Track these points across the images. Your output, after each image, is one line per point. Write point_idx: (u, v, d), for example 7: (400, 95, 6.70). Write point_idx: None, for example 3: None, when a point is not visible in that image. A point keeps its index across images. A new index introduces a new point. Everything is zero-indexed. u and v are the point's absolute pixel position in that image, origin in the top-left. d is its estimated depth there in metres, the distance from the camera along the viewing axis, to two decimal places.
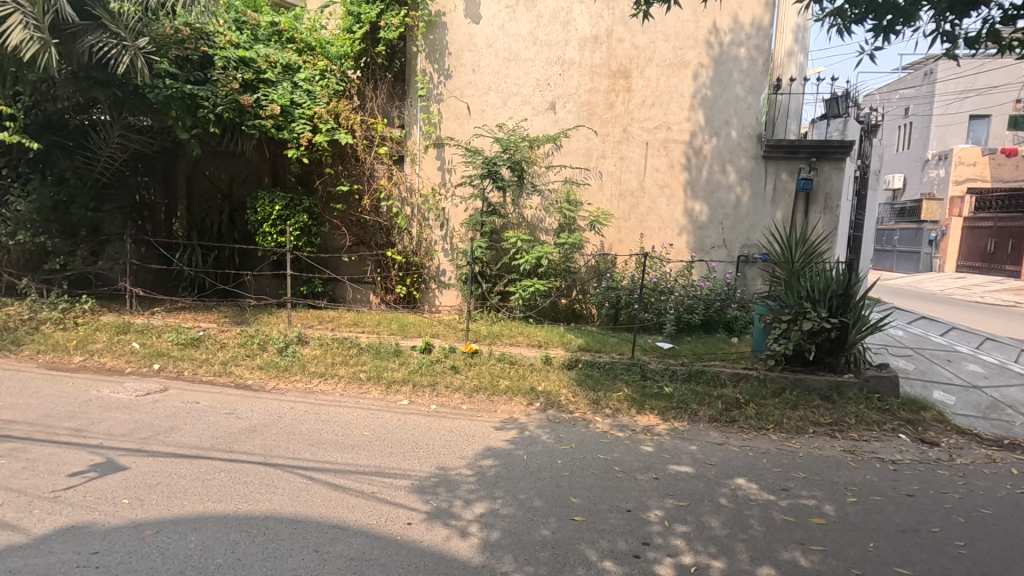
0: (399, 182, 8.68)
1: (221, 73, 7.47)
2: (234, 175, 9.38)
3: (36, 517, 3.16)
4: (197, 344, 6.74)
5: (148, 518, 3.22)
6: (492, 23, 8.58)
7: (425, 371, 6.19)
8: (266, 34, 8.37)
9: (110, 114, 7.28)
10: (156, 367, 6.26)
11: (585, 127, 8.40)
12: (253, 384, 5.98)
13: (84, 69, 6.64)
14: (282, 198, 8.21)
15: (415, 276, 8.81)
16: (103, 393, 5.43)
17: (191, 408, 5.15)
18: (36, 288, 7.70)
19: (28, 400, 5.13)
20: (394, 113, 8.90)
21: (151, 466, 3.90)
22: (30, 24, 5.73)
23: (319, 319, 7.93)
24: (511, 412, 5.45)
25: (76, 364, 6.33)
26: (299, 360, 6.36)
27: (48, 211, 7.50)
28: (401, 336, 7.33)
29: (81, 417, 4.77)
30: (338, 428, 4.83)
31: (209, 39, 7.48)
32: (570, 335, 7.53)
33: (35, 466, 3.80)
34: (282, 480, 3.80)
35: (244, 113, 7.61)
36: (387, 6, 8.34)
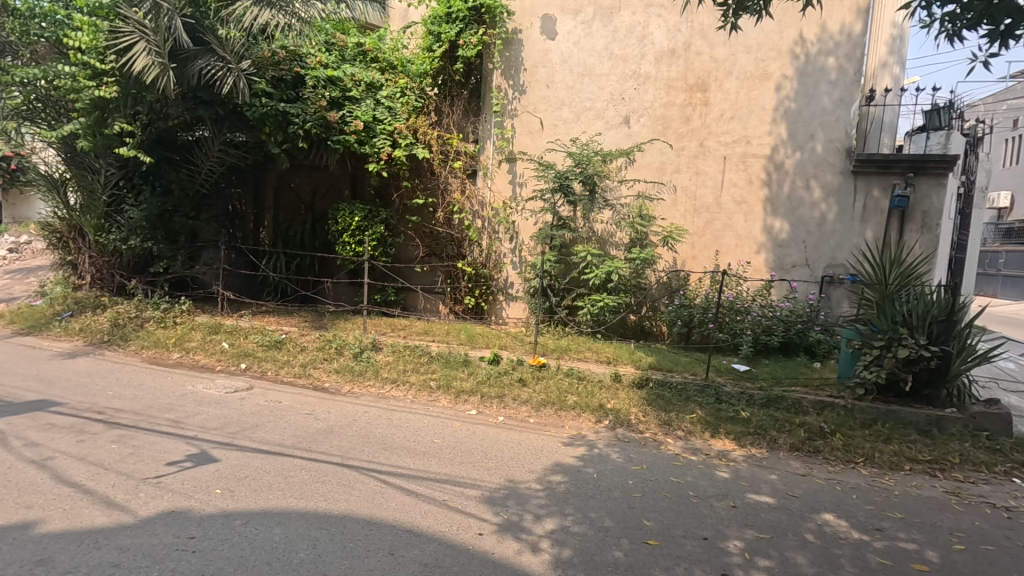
0: (472, 196, 8.89)
1: (311, 91, 7.97)
2: (317, 187, 9.87)
3: (142, 500, 3.43)
4: (280, 346, 7.12)
5: (237, 508, 3.41)
6: (568, 39, 8.66)
7: (494, 382, 6.23)
8: (352, 54, 8.80)
9: (212, 131, 7.87)
10: (242, 367, 6.66)
11: (660, 141, 8.26)
12: (330, 387, 6.24)
13: (193, 90, 7.23)
14: (361, 209, 8.61)
15: (483, 288, 8.96)
16: (197, 388, 5.84)
17: (274, 407, 5.44)
18: (143, 288, 8.44)
19: (134, 391, 5.61)
20: (469, 127, 9.18)
21: (240, 460, 4.14)
22: (152, 50, 6.39)
23: (392, 327, 8.19)
24: (578, 429, 5.37)
25: (174, 360, 6.87)
26: (373, 366, 6.58)
27: (155, 219, 8.25)
28: (469, 347, 7.44)
29: (178, 410, 5.14)
30: (409, 434, 4.95)
31: (301, 60, 7.99)
32: (640, 353, 7.37)
33: (140, 452, 4.13)
34: (358, 481, 3.93)
35: (330, 129, 8.05)
36: (467, 24, 8.61)
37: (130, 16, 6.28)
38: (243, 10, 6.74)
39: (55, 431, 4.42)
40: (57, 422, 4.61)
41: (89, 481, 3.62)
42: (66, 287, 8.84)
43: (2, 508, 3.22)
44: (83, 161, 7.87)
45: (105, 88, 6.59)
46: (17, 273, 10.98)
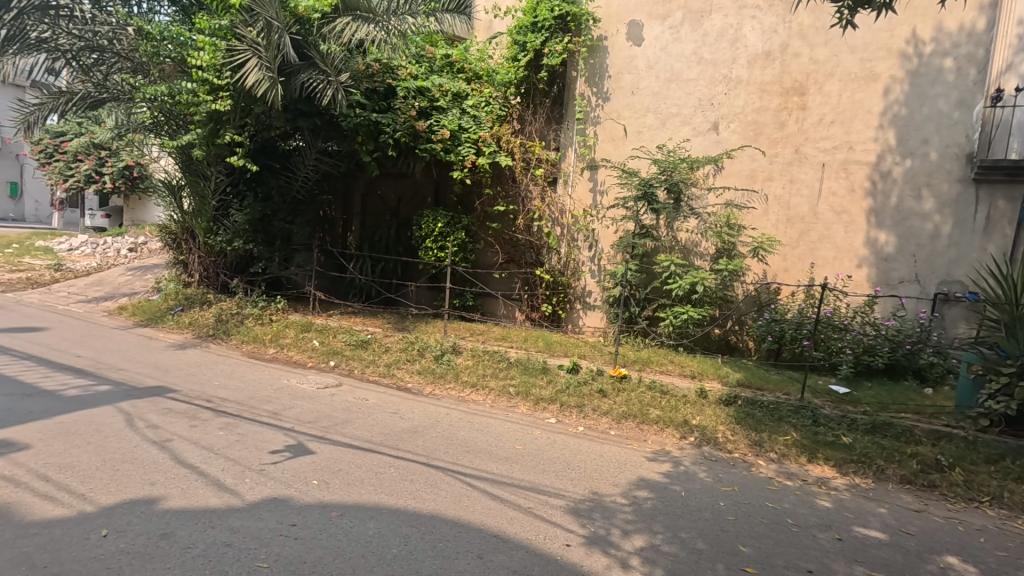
0: (553, 203, 8.98)
1: (401, 102, 8.31)
2: (402, 194, 10.23)
3: (248, 485, 3.65)
4: (366, 346, 7.40)
5: (333, 500, 3.55)
6: (654, 45, 8.51)
7: (573, 392, 6.14)
8: (440, 65, 9.06)
9: (309, 140, 8.37)
10: (331, 364, 6.98)
11: (751, 147, 7.90)
12: (413, 388, 6.41)
13: (294, 103, 7.71)
14: (444, 216, 8.81)
15: (561, 295, 8.94)
16: (292, 383, 6.18)
17: (362, 404, 5.65)
18: (243, 287, 9.06)
19: (238, 382, 6.02)
20: (551, 135, 9.23)
21: (334, 454, 4.32)
22: (263, 66, 6.82)
23: (471, 331, 8.33)
24: (662, 444, 5.18)
25: (270, 355, 7.32)
26: (454, 369, 6.69)
27: (256, 222, 8.85)
28: (548, 355, 7.43)
29: (276, 402, 5.45)
30: (491, 439, 4.97)
31: (393, 72, 8.31)
32: (726, 369, 7.06)
33: (244, 440, 4.41)
34: (445, 482, 3.98)
35: (418, 138, 8.37)
36: (552, 33, 8.76)
37: (245, 35, 6.72)
38: (343, 25, 7.33)
39: (172, 415, 4.81)
40: (173, 408, 5.02)
41: (202, 463, 3.90)
42: (178, 284, 9.64)
43: (130, 484, 3.52)
44: (197, 168, 8.57)
45: (220, 102, 7.07)
46: (136, 270, 12.12)
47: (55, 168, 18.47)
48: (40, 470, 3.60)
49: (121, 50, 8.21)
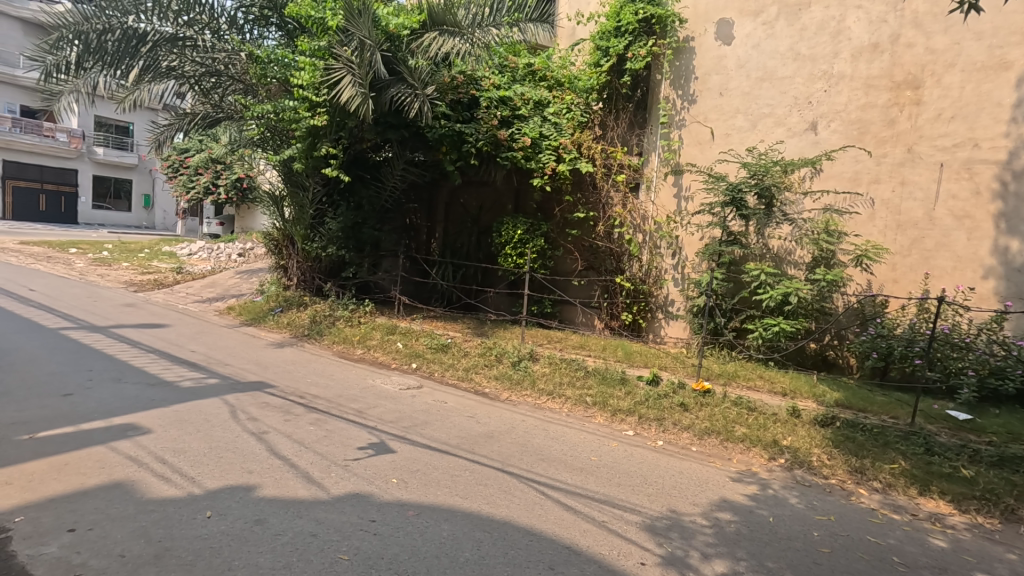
0: (634, 210, 8.81)
1: (484, 111, 8.42)
2: (483, 202, 10.39)
3: (333, 479, 3.85)
4: (446, 350, 7.59)
5: (410, 499, 3.66)
6: (746, 43, 8.11)
7: (653, 404, 5.93)
8: (522, 74, 9.24)
9: (397, 151, 8.77)
10: (414, 366, 7.24)
11: (854, 148, 7.30)
12: (490, 393, 6.49)
13: (383, 116, 8.11)
14: (524, 223, 8.88)
15: (642, 304, 8.72)
16: (377, 383, 6.47)
17: (440, 406, 5.80)
18: (336, 291, 9.63)
19: (327, 380, 6.39)
20: (634, 140, 9.10)
21: (413, 454, 4.46)
22: (356, 83, 7.19)
23: (548, 338, 8.33)
24: (748, 464, 4.88)
25: (358, 355, 7.72)
26: (530, 376, 6.70)
27: (348, 230, 9.42)
28: (627, 365, 7.26)
29: (361, 401, 5.73)
30: (566, 448, 4.93)
31: (476, 83, 8.48)
32: (823, 387, 6.54)
33: (332, 436, 4.66)
34: (519, 489, 3.99)
35: (499, 146, 8.53)
36: (636, 37, 8.69)
37: (341, 54, 7.17)
38: (431, 40, 7.66)
39: (270, 409, 5.19)
40: (270, 402, 5.42)
41: (293, 456, 4.17)
42: (279, 287, 10.36)
43: (232, 471, 3.84)
44: (297, 179, 9.19)
45: (318, 118, 7.57)
46: (244, 274, 13.26)
47: (179, 182, 20.64)
48: (158, 453, 4.01)
49: (235, 74, 8.98)
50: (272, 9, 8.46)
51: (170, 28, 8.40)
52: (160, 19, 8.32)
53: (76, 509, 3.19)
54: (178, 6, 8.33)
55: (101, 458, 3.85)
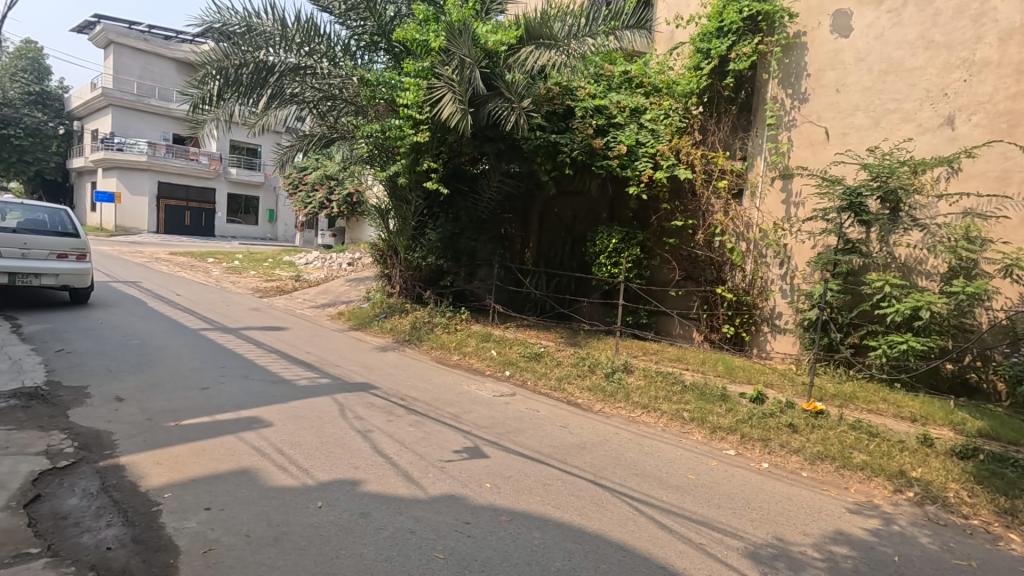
0: (737, 217, 8.42)
1: (579, 121, 8.43)
2: (577, 212, 10.31)
3: (431, 480, 4.01)
4: (539, 358, 7.64)
5: (503, 505, 3.73)
6: (867, 34, 7.45)
7: (757, 423, 5.56)
8: (618, 82, 9.21)
9: (493, 164, 9.00)
10: (507, 373, 7.37)
11: (1002, 143, 6.42)
12: (582, 404, 6.43)
13: (482, 130, 8.36)
14: (619, 232, 8.73)
15: (745, 316, 8.26)
16: (472, 389, 6.65)
17: (533, 414, 5.85)
18: (434, 298, 10.06)
19: (426, 384, 6.67)
20: (737, 144, 8.72)
21: (506, 460, 4.53)
22: (456, 100, 7.43)
23: (643, 350, 8.12)
24: (869, 495, 4.43)
25: (454, 361, 7.99)
26: (625, 388, 6.55)
27: (447, 240, 9.87)
28: (729, 380, 6.88)
29: (457, 406, 5.92)
30: (661, 464, 4.75)
31: (572, 93, 8.54)
32: (962, 414, 5.79)
33: (430, 438, 4.86)
34: (612, 503, 3.91)
35: (594, 155, 8.42)
36: (740, 36, 8.31)
37: (443, 73, 7.49)
38: (527, 54, 7.81)
39: (374, 409, 5.52)
40: (374, 402, 5.76)
41: (394, 455, 4.40)
42: (383, 294, 10.97)
43: (340, 465, 4.12)
44: (400, 194, 9.67)
45: (421, 134, 7.96)
46: (353, 282, 14.21)
47: (299, 198, 22.62)
48: (277, 445, 4.40)
49: (348, 97, 9.73)
50: (381, 34, 9.20)
51: (294, 58, 9.31)
52: (286, 51, 9.25)
53: (211, 490, 3.59)
54: (302, 39, 9.27)
55: (231, 446, 4.30)
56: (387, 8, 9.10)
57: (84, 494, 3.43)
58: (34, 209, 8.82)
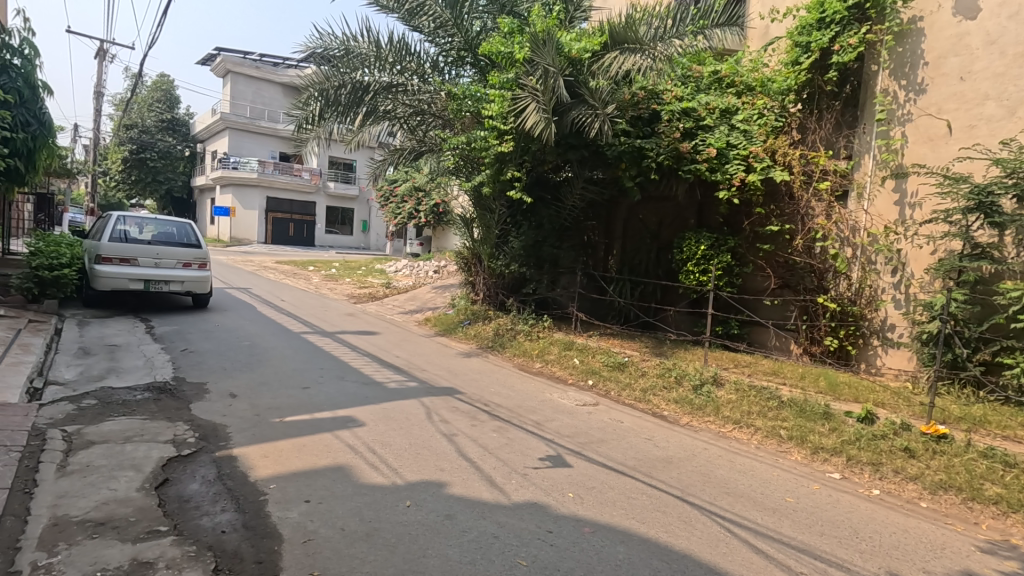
0: (841, 220, 7.79)
1: (665, 125, 8.20)
2: (663, 217, 10.11)
3: (514, 486, 4.04)
4: (623, 368, 7.48)
5: (586, 516, 3.67)
6: (998, 14, 6.66)
7: (866, 445, 5.10)
8: (708, 82, 8.81)
9: (577, 171, 8.98)
10: (590, 383, 7.28)
11: None
12: (668, 416, 6.21)
13: (565, 137, 8.32)
14: (708, 238, 8.38)
15: (851, 328, 7.60)
16: (555, 397, 6.63)
17: (617, 425, 5.73)
18: (517, 306, 10.20)
19: (510, 391, 6.74)
20: (841, 142, 8.14)
21: (589, 471, 4.47)
22: (540, 109, 7.50)
23: (735, 362, 7.71)
24: (1005, 534, 3.89)
25: (536, 369, 8.02)
26: (714, 402, 6.24)
27: (529, 248, 10.06)
28: (832, 398, 6.36)
29: (539, 413, 5.92)
30: (755, 484, 4.47)
31: (658, 97, 8.28)
32: None
33: (512, 444, 4.90)
34: (701, 522, 3.74)
35: (682, 160, 8.13)
36: (844, 27, 7.79)
37: (527, 83, 7.60)
38: (611, 60, 7.76)
39: (459, 414, 5.65)
40: (459, 407, 5.90)
41: (478, 459, 4.48)
42: (467, 301, 11.21)
43: (427, 467, 4.25)
44: (485, 203, 9.86)
45: (505, 145, 8.13)
46: (439, 289, 14.69)
47: (390, 209, 23.78)
48: (370, 444, 4.62)
49: (436, 111, 10.14)
50: (468, 49, 9.50)
51: (387, 76, 9.81)
52: (379, 70, 9.78)
53: (310, 484, 3.83)
54: (394, 58, 9.77)
55: (328, 443, 4.58)
56: (473, 23, 9.42)
57: (203, 481, 3.79)
58: (165, 223, 9.90)
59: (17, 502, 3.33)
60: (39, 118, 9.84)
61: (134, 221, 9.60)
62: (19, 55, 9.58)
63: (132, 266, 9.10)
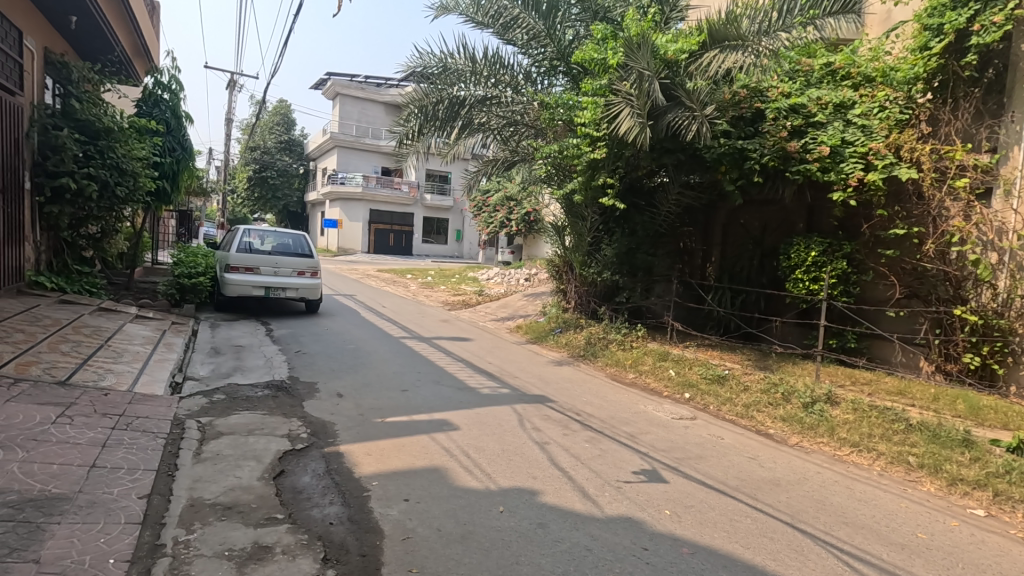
0: (984, 222, 6.78)
1: (771, 124, 7.75)
2: (767, 223, 9.41)
3: (607, 499, 3.95)
4: (723, 382, 7.08)
5: (684, 535, 3.50)
6: None
7: (1018, 480, 4.43)
8: (819, 76, 8.28)
9: (672, 176, 8.68)
10: (687, 396, 6.96)
11: None
12: (775, 435, 5.79)
13: (660, 142, 8.08)
14: (820, 243, 7.79)
15: (997, 344, 6.69)
16: (649, 409, 6.42)
17: (717, 442, 5.42)
18: (609, 314, 10.02)
19: (602, 401, 6.62)
20: (981, 133, 7.18)
21: (687, 488, 4.26)
22: (634, 113, 7.32)
23: (852, 379, 7.03)
24: None
25: (629, 379, 7.81)
26: (829, 422, 5.73)
27: (623, 255, 9.88)
28: (972, 423, 5.62)
29: (633, 425, 5.75)
30: (879, 515, 4.03)
31: (762, 95, 7.90)
32: None
33: (605, 456, 4.80)
34: (814, 552, 3.43)
35: (789, 160, 7.60)
36: (986, 4, 6.85)
37: (621, 89, 7.40)
38: (710, 59, 7.66)
39: (550, 422, 5.64)
40: (551, 415, 5.89)
41: (571, 470, 4.43)
42: (558, 309, 11.19)
43: (519, 474, 4.27)
44: (577, 211, 9.82)
45: (598, 151, 8.05)
46: (530, 297, 14.80)
47: (482, 218, 24.39)
48: (464, 448, 4.73)
49: (529, 121, 10.35)
50: (561, 58, 9.58)
51: (482, 90, 10.13)
52: (474, 84, 10.10)
53: (409, 484, 3.98)
54: (488, 72, 10.06)
55: (425, 445, 4.74)
56: (565, 33, 9.48)
57: (314, 474, 4.07)
58: (282, 234, 10.80)
59: (163, 483, 3.76)
60: (182, 144, 11.25)
61: (257, 233, 10.56)
62: (168, 90, 10.97)
63: (256, 274, 10.06)
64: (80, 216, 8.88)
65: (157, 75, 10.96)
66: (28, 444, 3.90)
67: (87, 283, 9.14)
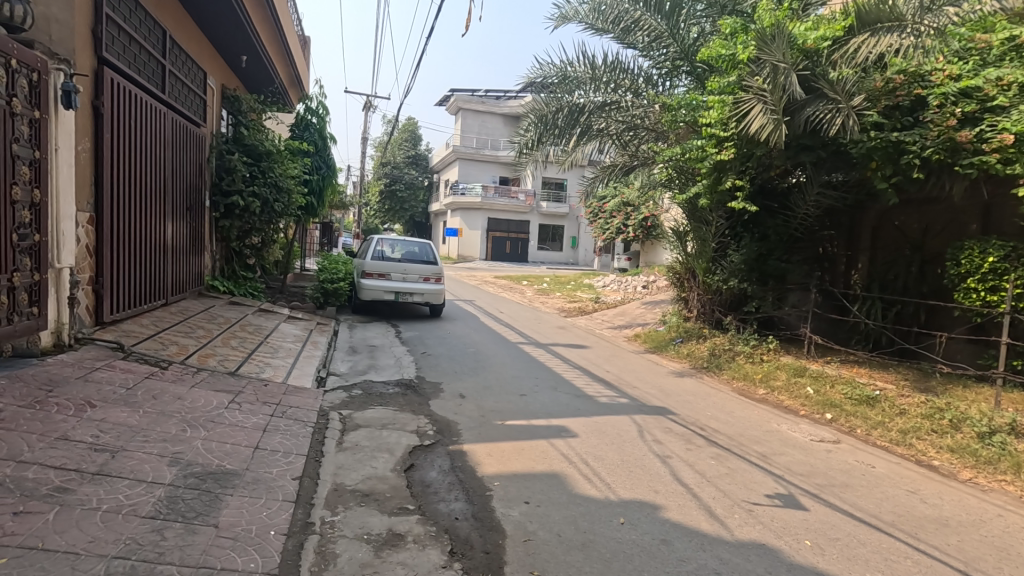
0: None
1: (934, 112, 6.70)
2: (930, 224, 8.26)
3: (737, 521, 3.69)
4: (873, 404, 6.31)
5: (827, 570, 3.17)
6: None
7: None
8: (999, 54, 6.82)
9: (811, 175, 7.94)
10: (828, 417, 6.31)
11: None
12: (940, 467, 5.04)
13: (798, 138, 7.50)
14: (999, 245, 6.67)
15: None
16: (784, 429, 5.91)
17: (866, 470, 4.85)
18: (736, 324, 9.45)
19: (729, 417, 6.22)
20: None
21: (831, 518, 3.86)
22: (768, 109, 6.89)
23: None
24: None
25: (760, 396, 7.25)
26: (1014, 457, 4.88)
27: (752, 261, 9.29)
28: None
29: (766, 445, 5.33)
30: None
31: (923, 80, 6.88)
32: None
33: (734, 475, 4.50)
34: None
35: (958, 152, 6.58)
36: None
37: (752, 85, 7.03)
38: (858, 45, 7.08)
39: (673, 436, 5.41)
40: (673, 429, 5.64)
41: (696, 487, 4.21)
42: (679, 317, 10.66)
43: (640, 486, 4.15)
44: (701, 215, 9.30)
45: (725, 152, 7.62)
46: (649, 305, 14.34)
47: (599, 225, 24.16)
48: (583, 456, 4.70)
49: (649, 125, 10.12)
50: (684, 58, 9.25)
51: (601, 96, 10.08)
52: (594, 90, 10.08)
53: (529, 487, 4.05)
54: (608, 78, 10.00)
55: (544, 450, 4.78)
56: (690, 30, 9.14)
57: (439, 470, 4.28)
58: (410, 243, 11.57)
59: (311, 467, 4.18)
60: (327, 162, 12.50)
61: (388, 242, 11.40)
62: (317, 114, 12.26)
63: (388, 280, 10.86)
64: (247, 229, 10.24)
65: (307, 101, 12.30)
66: (208, 424, 4.55)
67: (251, 288, 10.47)
